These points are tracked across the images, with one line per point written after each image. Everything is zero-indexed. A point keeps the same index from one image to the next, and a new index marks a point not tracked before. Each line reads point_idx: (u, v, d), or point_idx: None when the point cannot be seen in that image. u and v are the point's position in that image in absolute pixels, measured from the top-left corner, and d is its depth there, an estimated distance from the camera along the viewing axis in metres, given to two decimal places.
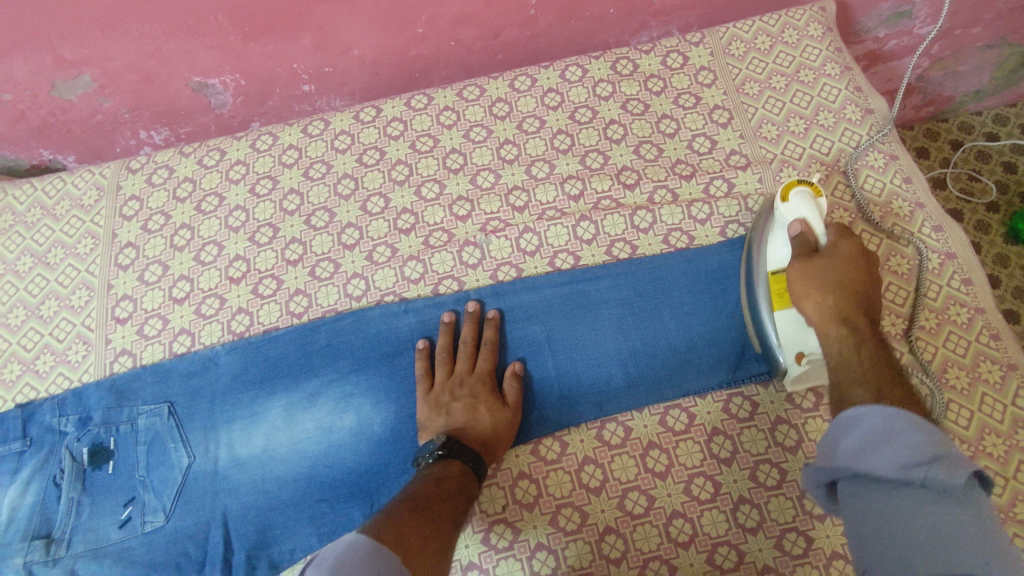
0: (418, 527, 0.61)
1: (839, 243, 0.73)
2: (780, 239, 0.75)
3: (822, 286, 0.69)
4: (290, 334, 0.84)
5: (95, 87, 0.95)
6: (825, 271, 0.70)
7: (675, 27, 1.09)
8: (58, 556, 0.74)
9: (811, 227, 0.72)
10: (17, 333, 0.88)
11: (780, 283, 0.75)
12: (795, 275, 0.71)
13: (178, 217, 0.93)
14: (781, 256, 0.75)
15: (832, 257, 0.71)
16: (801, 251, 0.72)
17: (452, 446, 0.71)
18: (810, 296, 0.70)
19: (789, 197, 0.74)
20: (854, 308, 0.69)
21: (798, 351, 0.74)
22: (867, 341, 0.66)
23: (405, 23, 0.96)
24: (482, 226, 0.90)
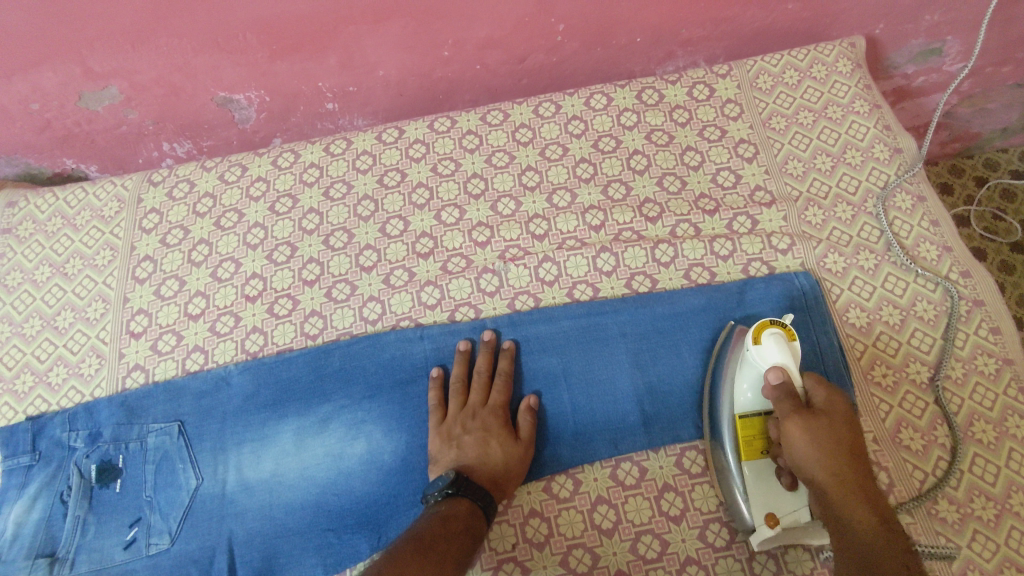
0: (425, 571, 0.59)
1: (832, 398, 0.68)
2: (749, 382, 0.73)
3: (826, 454, 0.64)
4: (303, 356, 0.83)
5: (121, 100, 0.95)
6: (830, 446, 0.64)
7: (701, 57, 1.08)
8: (62, 575, 0.73)
9: (788, 375, 0.70)
10: (32, 343, 0.87)
11: (747, 430, 0.72)
12: (796, 438, 0.65)
13: (197, 232, 0.93)
14: (747, 400, 0.73)
15: (831, 421, 0.66)
16: (793, 406, 0.68)
17: (461, 483, 0.70)
18: (817, 458, 0.64)
19: (761, 340, 0.71)
20: (859, 471, 0.64)
21: (769, 512, 0.69)
22: (877, 510, 0.61)
23: (431, 46, 0.96)
24: (501, 253, 0.89)
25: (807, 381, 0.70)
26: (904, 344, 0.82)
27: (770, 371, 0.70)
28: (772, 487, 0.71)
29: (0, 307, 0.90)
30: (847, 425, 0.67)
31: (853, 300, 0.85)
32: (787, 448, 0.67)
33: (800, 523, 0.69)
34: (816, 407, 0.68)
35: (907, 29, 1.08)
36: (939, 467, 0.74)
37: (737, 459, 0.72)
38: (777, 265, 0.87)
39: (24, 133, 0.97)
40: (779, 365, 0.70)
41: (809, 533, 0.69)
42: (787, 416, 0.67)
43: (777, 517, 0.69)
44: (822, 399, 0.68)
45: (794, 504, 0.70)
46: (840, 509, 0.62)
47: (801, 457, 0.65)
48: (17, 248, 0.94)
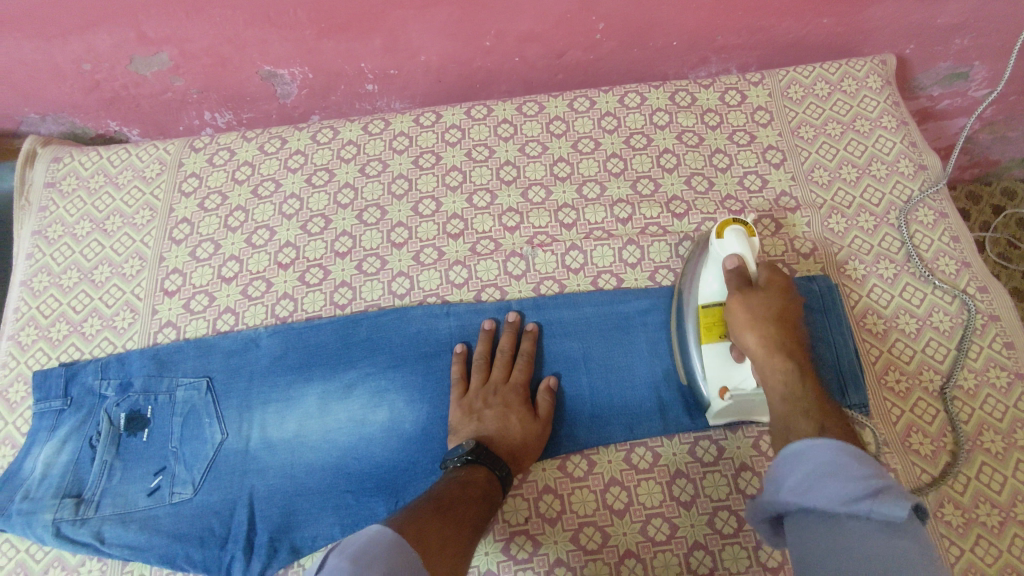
0: (443, 529, 0.61)
1: (773, 279, 0.75)
2: (713, 274, 0.79)
3: (762, 321, 0.71)
4: (332, 324, 0.85)
5: (169, 67, 0.98)
6: (758, 310, 0.72)
7: (734, 65, 1.11)
8: (86, 516, 0.75)
9: (745, 265, 0.76)
10: (68, 294, 0.90)
11: (709, 317, 0.78)
12: (735, 309, 0.73)
13: (234, 198, 0.95)
14: (710, 290, 0.79)
15: (770, 300, 0.73)
16: (740, 285, 0.74)
17: (480, 452, 0.72)
18: (751, 323, 0.72)
19: (723, 234, 0.78)
20: (789, 335, 0.72)
21: (721, 384, 0.76)
22: (803, 372, 0.68)
23: (474, 35, 0.99)
24: (530, 239, 0.91)
25: (759, 269, 0.77)
26: (919, 352, 0.84)
27: (727, 258, 0.76)
28: (725, 366, 0.76)
29: (40, 258, 0.92)
30: (784, 301, 0.74)
31: (871, 306, 0.87)
32: (732, 324, 0.74)
33: (749, 399, 0.76)
34: (758, 289, 0.74)
35: (936, 51, 1.10)
36: (949, 475, 0.76)
37: (697, 342, 0.78)
38: (798, 268, 0.89)
39: (73, 92, 1.00)
40: (738, 258, 0.76)
41: (756, 408, 0.76)
42: (732, 292, 0.74)
43: (730, 393, 0.75)
44: (765, 279, 0.75)
45: (744, 376, 0.75)
46: (767, 385, 0.70)
47: (743, 334, 0.72)
48: (60, 202, 0.96)
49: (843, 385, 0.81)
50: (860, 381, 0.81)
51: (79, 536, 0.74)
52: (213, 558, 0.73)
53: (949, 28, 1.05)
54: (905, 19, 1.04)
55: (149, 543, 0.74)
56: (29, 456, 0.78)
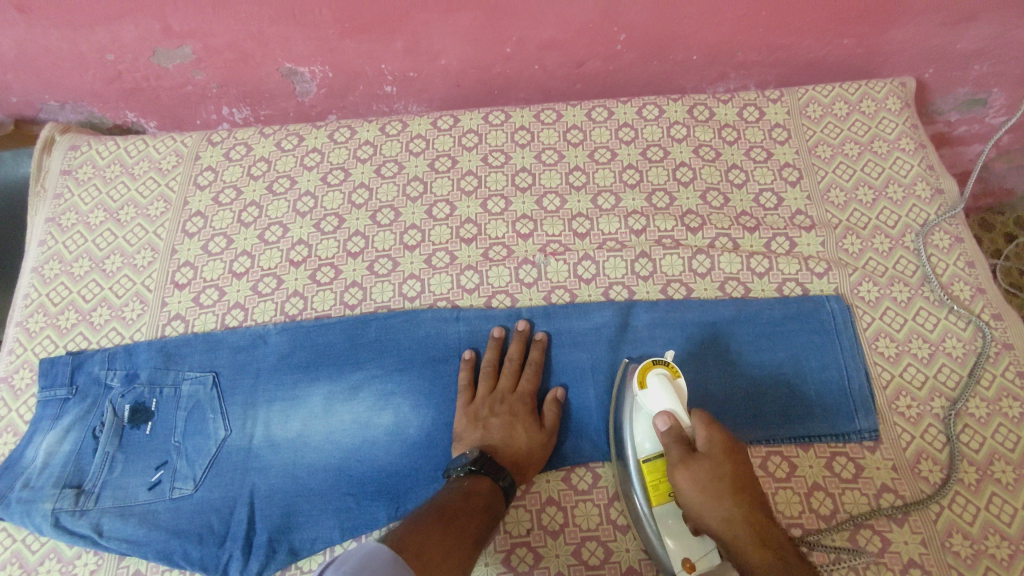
0: (445, 540, 0.60)
1: (711, 433, 0.67)
2: (645, 431, 0.72)
3: (713, 493, 0.63)
4: (341, 324, 0.85)
5: (191, 60, 0.98)
6: (729, 513, 0.62)
7: (754, 81, 1.11)
8: (85, 507, 0.74)
9: (676, 419, 0.69)
10: (79, 283, 0.89)
11: (654, 477, 0.71)
12: (683, 487, 0.65)
13: (249, 194, 0.95)
14: (647, 449, 0.71)
15: (714, 460, 0.65)
16: (680, 454, 0.66)
17: (484, 462, 0.71)
18: (708, 507, 0.63)
19: (647, 384, 0.72)
20: (754, 506, 0.63)
21: (683, 557, 0.68)
22: (773, 544, 0.60)
23: (495, 41, 0.99)
24: (542, 247, 0.91)
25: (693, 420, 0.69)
26: (931, 378, 0.83)
27: (658, 417, 0.69)
28: (677, 525, 0.70)
29: (53, 245, 0.92)
30: (728, 457, 0.65)
31: (884, 329, 0.86)
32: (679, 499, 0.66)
33: (712, 562, 0.68)
34: (699, 450, 0.66)
35: (956, 76, 1.10)
36: (959, 504, 0.75)
37: (646, 504, 0.71)
38: (811, 287, 0.88)
39: (94, 81, 1.00)
40: (667, 409, 0.69)
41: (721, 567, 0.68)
42: (674, 467, 0.66)
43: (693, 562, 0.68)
44: (701, 437, 0.67)
45: (705, 546, 0.69)
46: (735, 549, 0.61)
47: (696, 508, 0.64)
48: (76, 190, 0.96)
49: (852, 409, 0.80)
50: (869, 406, 0.80)
51: (77, 527, 0.73)
52: (211, 556, 0.73)
53: (971, 53, 1.05)
54: (927, 43, 1.03)
55: (148, 538, 0.73)
56: (32, 444, 0.78)
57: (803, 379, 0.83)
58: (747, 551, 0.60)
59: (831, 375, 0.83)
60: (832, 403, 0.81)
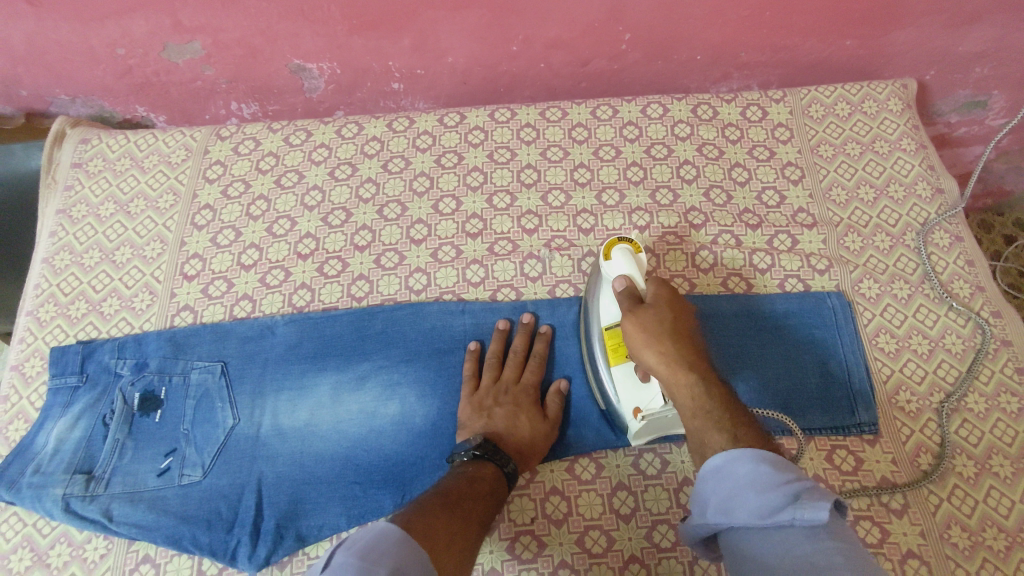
0: (450, 523, 0.60)
1: (662, 293, 0.71)
2: (610, 298, 0.76)
3: (655, 334, 0.66)
4: (348, 316, 0.86)
5: (201, 55, 0.99)
6: (665, 350, 0.65)
7: (756, 81, 1.12)
8: (95, 493, 0.75)
9: (633, 284, 0.72)
10: (89, 273, 0.90)
11: (613, 337, 0.75)
12: (630, 328, 0.68)
13: (257, 187, 0.96)
14: (610, 314, 0.76)
15: (659, 309, 0.68)
16: (631, 305, 0.70)
17: (488, 448, 0.73)
18: (644, 344, 0.66)
19: (610, 255, 0.75)
20: (695, 350, 0.66)
21: (635, 405, 0.73)
22: (705, 376, 0.63)
23: (501, 39, 1.00)
24: (547, 242, 0.92)
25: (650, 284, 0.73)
26: (930, 373, 0.84)
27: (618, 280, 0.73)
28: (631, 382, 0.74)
29: (63, 237, 0.93)
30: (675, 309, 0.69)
31: (884, 325, 0.87)
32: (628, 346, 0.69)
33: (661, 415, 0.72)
34: (647, 304, 0.70)
35: (955, 78, 1.11)
36: (957, 496, 0.76)
37: (607, 365, 0.76)
38: (812, 284, 0.89)
39: (105, 76, 1.01)
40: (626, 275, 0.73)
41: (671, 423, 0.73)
42: (624, 314, 0.70)
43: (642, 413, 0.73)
44: (654, 295, 0.71)
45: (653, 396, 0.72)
46: (669, 386, 0.64)
47: (638, 352, 0.67)
48: (86, 182, 0.97)
49: (852, 403, 0.81)
50: (869, 400, 0.81)
51: (87, 512, 0.74)
52: (219, 542, 0.73)
53: (970, 55, 1.06)
54: (927, 45, 1.04)
55: (157, 523, 0.73)
56: (42, 430, 0.79)
57: (804, 373, 0.84)
58: (678, 388, 0.63)
59: (832, 370, 0.84)
60: (832, 397, 0.82)
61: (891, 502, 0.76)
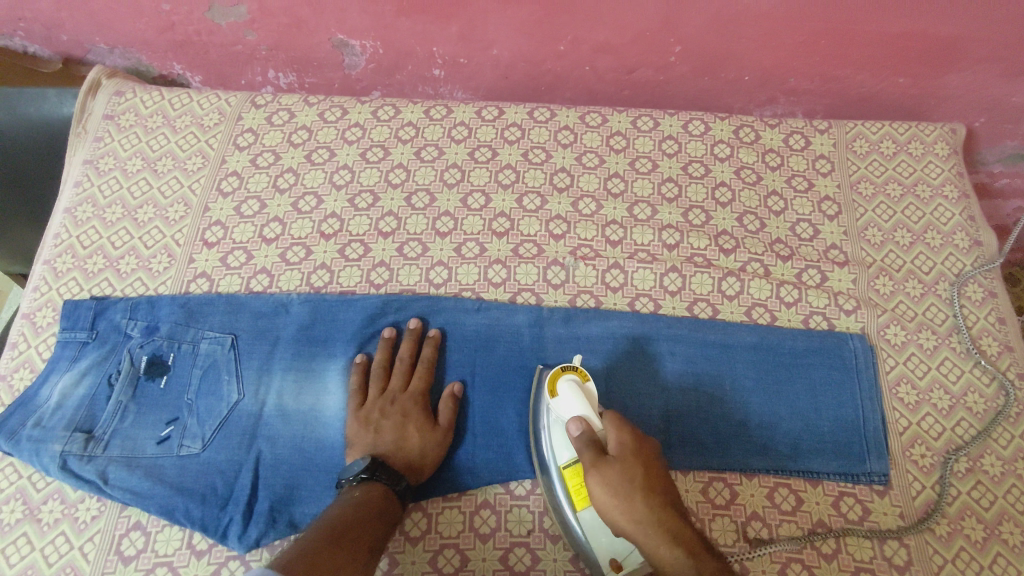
0: (336, 558, 0.58)
1: (621, 438, 0.67)
2: (563, 439, 0.71)
3: (625, 498, 0.63)
4: (365, 302, 0.85)
5: (245, 20, 0.97)
6: (640, 514, 0.63)
7: (802, 109, 1.09)
8: (94, 454, 0.74)
9: (588, 425, 0.69)
10: (110, 228, 0.89)
11: (574, 482, 0.70)
12: (598, 494, 0.65)
13: (287, 160, 0.94)
14: (564, 458, 0.71)
15: (624, 465, 0.65)
16: (593, 458, 0.66)
17: (374, 468, 0.71)
18: (619, 512, 0.63)
19: (558, 392, 0.71)
20: (666, 510, 0.63)
21: (612, 556, 0.68)
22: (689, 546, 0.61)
23: (550, 37, 0.98)
24: (573, 250, 0.90)
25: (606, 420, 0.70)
26: (947, 430, 0.82)
27: (571, 424, 0.69)
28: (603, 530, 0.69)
29: (88, 187, 0.92)
30: (641, 459, 0.66)
31: (906, 375, 0.85)
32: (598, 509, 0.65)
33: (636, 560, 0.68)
34: (610, 454, 0.67)
35: (1006, 128, 1.08)
36: (962, 559, 0.74)
37: (571, 509, 0.70)
38: (837, 323, 0.87)
39: (146, 30, 1.00)
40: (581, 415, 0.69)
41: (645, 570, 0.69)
42: (587, 472, 0.66)
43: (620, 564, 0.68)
44: (615, 443, 0.67)
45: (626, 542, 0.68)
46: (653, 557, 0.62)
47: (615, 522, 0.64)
48: (116, 135, 0.95)
49: (864, 450, 0.80)
50: (882, 449, 0.80)
51: (84, 472, 0.73)
52: (212, 518, 0.72)
53: None
54: (982, 91, 1.02)
55: (151, 492, 0.72)
56: (47, 383, 0.78)
57: (818, 414, 0.82)
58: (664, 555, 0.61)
59: (847, 415, 0.82)
60: (844, 441, 0.80)
61: (894, 557, 0.74)
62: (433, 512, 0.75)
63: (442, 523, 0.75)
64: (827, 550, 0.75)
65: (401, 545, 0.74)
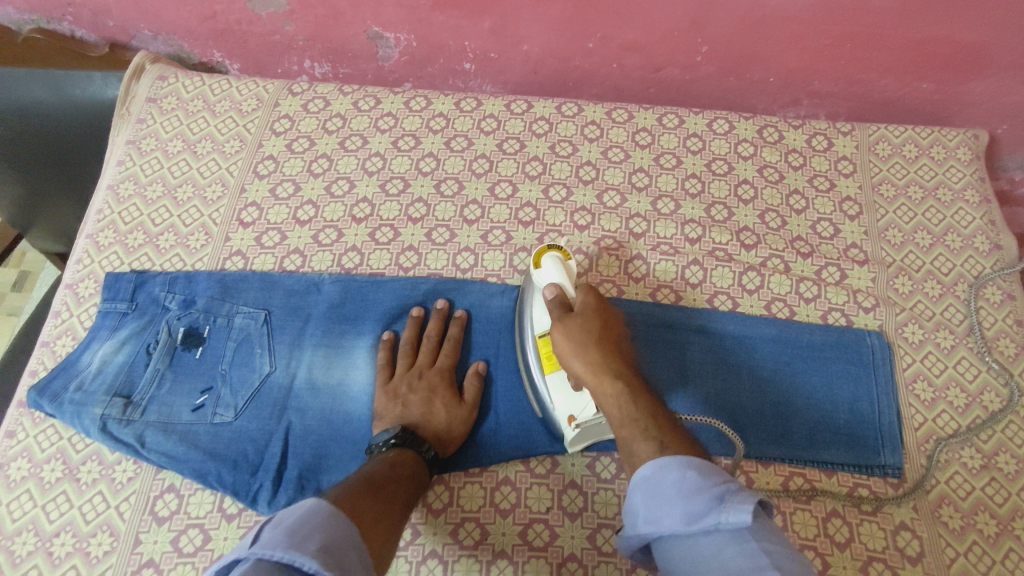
0: (375, 506, 0.61)
1: (586, 301, 0.77)
2: (540, 308, 0.79)
3: (580, 345, 0.72)
4: (393, 284, 0.87)
5: (285, 10, 1.00)
6: (591, 357, 0.71)
7: (824, 111, 1.11)
8: (132, 418, 0.77)
9: (562, 291, 0.79)
10: (150, 206, 0.92)
11: (545, 346, 0.77)
12: (558, 339, 0.74)
13: (321, 146, 0.97)
14: (541, 322, 0.79)
15: (584, 319, 0.75)
16: (561, 314, 0.76)
17: (405, 436, 0.74)
18: (573, 352, 0.72)
19: (541, 264, 0.80)
20: (614, 357, 0.73)
21: (568, 414, 0.75)
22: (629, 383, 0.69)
23: (579, 34, 1.00)
24: (597, 240, 0.93)
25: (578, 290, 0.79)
26: (963, 427, 0.83)
27: (547, 288, 0.79)
28: (564, 390, 0.76)
29: (130, 166, 0.95)
30: (601, 321, 0.76)
31: (923, 373, 0.86)
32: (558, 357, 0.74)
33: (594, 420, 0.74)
34: (575, 312, 0.76)
35: None
36: (974, 553, 0.75)
37: (540, 373, 0.78)
38: (855, 320, 0.89)
39: (189, 18, 1.03)
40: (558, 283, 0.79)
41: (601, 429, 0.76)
42: (554, 326, 0.75)
43: (576, 421, 0.74)
44: (580, 305, 0.77)
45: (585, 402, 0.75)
46: (597, 393, 0.70)
47: (569, 365, 0.73)
48: (158, 118, 0.99)
49: (879, 443, 0.81)
50: (897, 443, 0.81)
51: (122, 435, 0.76)
52: (243, 483, 0.75)
53: None
54: (1006, 98, 1.03)
55: (186, 456, 0.75)
56: (88, 350, 0.81)
57: (835, 407, 0.83)
58: (603, 392, 0.69)
59: (862, 409, 0.83)
60: (860, 434, 0.82)
61: (906, 549, 0.75)
62: (456, 486, 0.78)
63: (463, 497, 0.77)
64: (840, 539, 0.76)
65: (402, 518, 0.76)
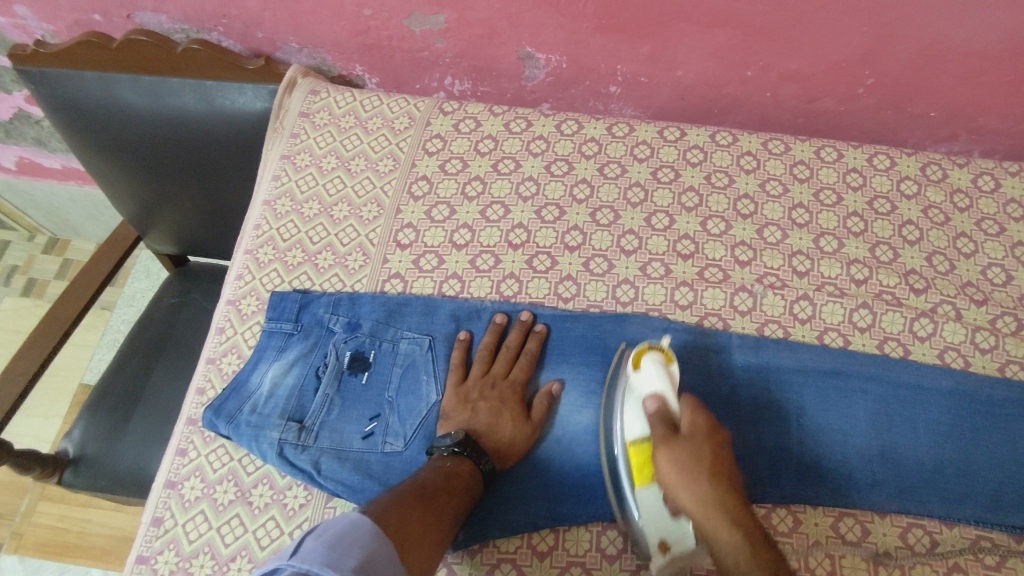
0: (421, 519, 0.60)
1: (695, 420, 0.69)
2: (635, 414, 0.73)
3: (691, 474, 0.65)
4: (553, 315, 0.86)
5: (440, 28, 0.99)
6: (703, 493, 0.64)
7: (980, 148, 1.06)
8: (307, 444, 0.76)
9: (664, 402, 0.71)
10: (308, 224, 0.94)
11: (637, 458, 0.71)
12: (664, 466, 0.67)
13: (474, 168, 0.96)
14: (634, 431, 0.73)
15: (695, 442, 0.67)
16: (664, 435, 0.69)
17: (467, 445, 0.72)
18: (683, 485, 0.65)
19: (640, 365, 0.74)
20: (728, 496, 0.64)
21: (660, 539, 0.70)
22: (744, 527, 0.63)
23: (741, 62, 0.97)
24: (760, 277, 0.90)
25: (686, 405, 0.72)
26: None
27: (647, 398, 0.72)
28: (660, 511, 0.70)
29: (286, 182, 0.98)
30: (713, 445, 0.67)
31: None
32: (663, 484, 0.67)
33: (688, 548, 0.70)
34: (682, 432, 0.68)
35: None
36: None
37: (632, 484, 0.72)
38: None
39: (340, 33, 1.02)
40: (660, 394, 0.72)
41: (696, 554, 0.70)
42: (657, 447, 0.68)
43: (668, 549, 0.70)
44: (690, 423, 0.69)
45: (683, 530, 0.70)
46: (708, 532, 0.63)
47: (675, 495, 0.66)
48: (311, 132, 1.01)
49: None
50: None
51: (299, 461, 0.75)
52: None
53: None
54: None
55: (363, 485, 0.74)
56: (258, 370, 0.83)
57: (1019, 468, 0.79)
58: (718, 532, 0.63)
59: None
60: None
61: None
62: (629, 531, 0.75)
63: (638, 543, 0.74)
64: None
65: (562, 558, 0.74)
